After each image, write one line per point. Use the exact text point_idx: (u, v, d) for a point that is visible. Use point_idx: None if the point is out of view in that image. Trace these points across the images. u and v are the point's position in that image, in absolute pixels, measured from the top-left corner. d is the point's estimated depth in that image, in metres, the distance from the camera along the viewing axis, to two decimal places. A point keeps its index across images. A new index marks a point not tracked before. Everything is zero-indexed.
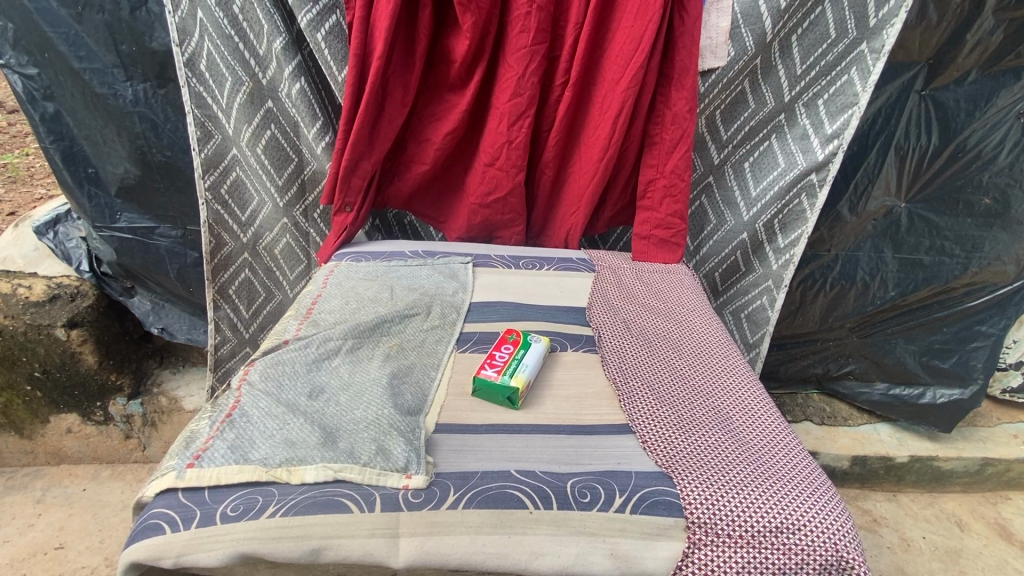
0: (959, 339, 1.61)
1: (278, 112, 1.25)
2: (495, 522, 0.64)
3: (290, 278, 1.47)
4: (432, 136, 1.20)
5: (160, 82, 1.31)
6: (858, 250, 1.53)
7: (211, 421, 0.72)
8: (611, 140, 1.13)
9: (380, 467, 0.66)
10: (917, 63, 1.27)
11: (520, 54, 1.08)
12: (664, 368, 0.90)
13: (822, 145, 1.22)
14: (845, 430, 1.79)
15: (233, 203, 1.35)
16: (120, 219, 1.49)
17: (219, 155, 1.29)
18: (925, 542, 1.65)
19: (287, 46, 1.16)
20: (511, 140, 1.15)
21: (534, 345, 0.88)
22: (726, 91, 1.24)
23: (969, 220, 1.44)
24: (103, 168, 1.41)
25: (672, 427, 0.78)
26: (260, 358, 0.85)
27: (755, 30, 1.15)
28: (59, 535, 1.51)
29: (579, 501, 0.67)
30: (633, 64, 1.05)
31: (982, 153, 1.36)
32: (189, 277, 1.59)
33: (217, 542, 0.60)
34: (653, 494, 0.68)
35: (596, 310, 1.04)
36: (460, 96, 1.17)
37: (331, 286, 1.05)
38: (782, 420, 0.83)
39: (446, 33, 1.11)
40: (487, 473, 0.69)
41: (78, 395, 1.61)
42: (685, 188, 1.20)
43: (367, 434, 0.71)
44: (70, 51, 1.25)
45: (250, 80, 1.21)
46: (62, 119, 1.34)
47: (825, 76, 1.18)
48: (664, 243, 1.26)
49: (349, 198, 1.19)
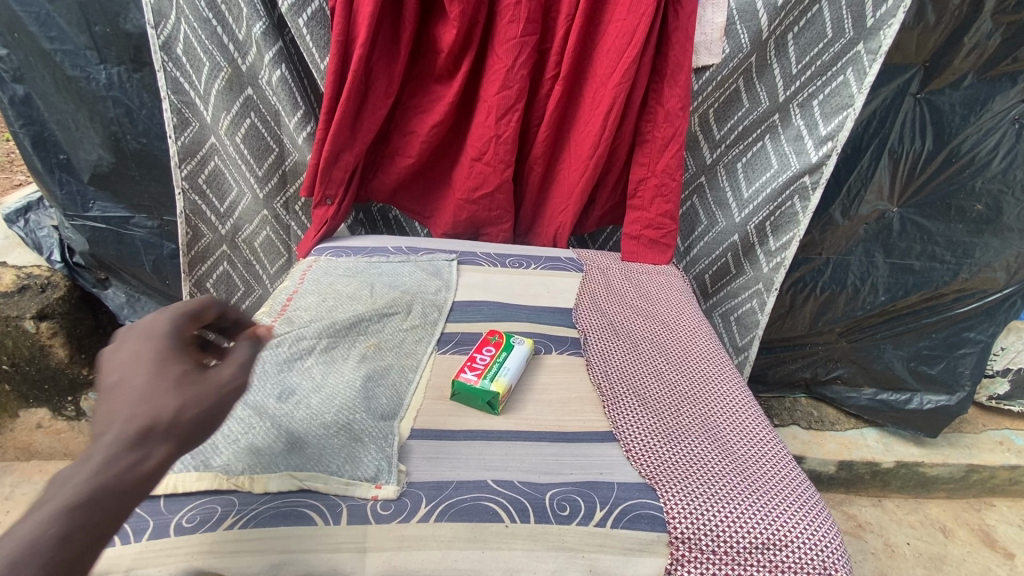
0: (948, 346, 1.60)
1: (259, 100, 1.20)
2: (468, 537, 0.61)
3: (270, 272, 1.43)
4: (417, 128, 1.16)
5: (135, 66, 1.26)
6: (849, 254, 1.52)
7: None
8: (602, 136, 1.10)
9: (349, 476, 0.63)
10: (913, 66, 1.26)
11: (508, 46, 1.04)
12: (650, 373, 0.87)
13: (816, 147, 1.19)
14: (831, 435, 1.79)
15: (212, 193, 1.31)
16: (93, 208, 1.43)
17: (196, 143, 1.25)
18: (909, 548, 1.64)
19: (268, 31, 1.11)
20: (499, 134, 1.11)
21: (517, 348, 0.85)
22: (720, 90, 1.21)
23: (961, 226, 1.42)
24: (75, 154, 1.35)
25: (657, 434, 0.75)
26: None
27: (751, 27, 1.12)
28: None
29: (558, 515, 0.63)
30: (626, 58, 1.02)
31: (976, 158, 1.34)
32: (165, 269, 1.54)
33: (170, 556, 0.56)
34: (637, 508, 0.65)
35: (582, 311, 1.01)
36: (447, 87, 1.12)
37: (308, 282, 1.01)
38: (769, 428, 0.81)
39: (433, 21, 1.07)
40: (462, 483, 0.65)
41: (48, 389, 1.56)
42: (676, 188, 1.18)
43: (337, 441, 0.67)
44: (41, 31, 1.20)
45: (229, 66, 1.16)
46: (32, 102, 1.28)
47: (821, 76, 1.15)
48: (653, 244, 1.22)
49: (330, 190, 1.14)
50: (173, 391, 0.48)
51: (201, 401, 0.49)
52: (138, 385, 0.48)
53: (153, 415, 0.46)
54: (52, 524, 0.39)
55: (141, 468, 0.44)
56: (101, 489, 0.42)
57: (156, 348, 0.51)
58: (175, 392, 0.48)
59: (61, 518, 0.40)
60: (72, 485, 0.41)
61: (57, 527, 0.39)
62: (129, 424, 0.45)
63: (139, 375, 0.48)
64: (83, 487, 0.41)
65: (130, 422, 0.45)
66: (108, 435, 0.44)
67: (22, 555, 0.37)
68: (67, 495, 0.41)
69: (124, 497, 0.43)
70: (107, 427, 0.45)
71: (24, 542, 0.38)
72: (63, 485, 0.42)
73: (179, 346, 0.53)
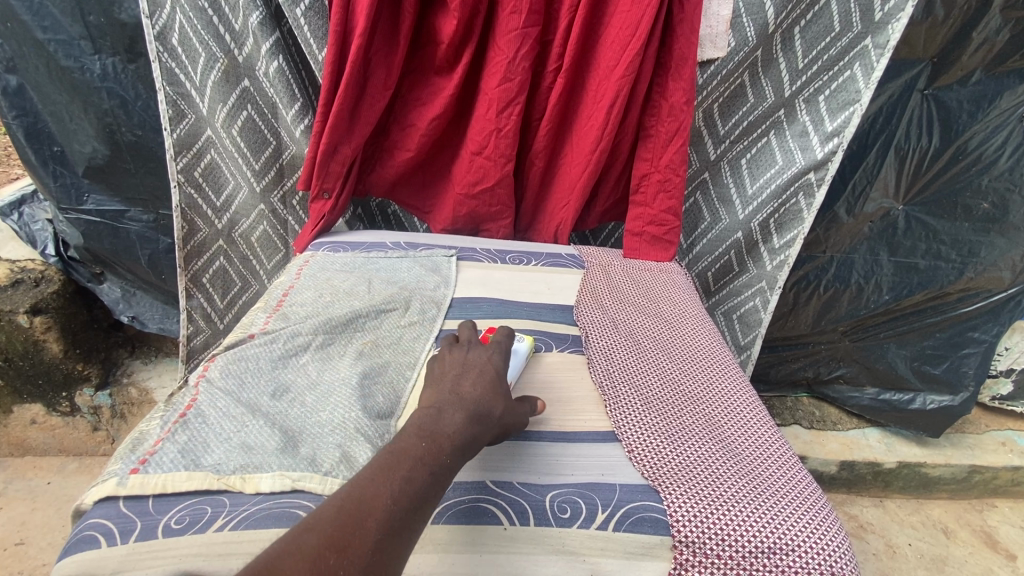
0: (952, 345, 1.58)
1: (256, 92, 1.19)
2: (465, 540, 0.59)
3: (268, 268, 1.42)
4: (416, 121, 1.14)
5: (130, 56, 1.24)
6: (854, 252, 1.50)
7: (162, 422, 0.67)
8: (604, 131, 1.08)
9: (343, 477, 0.61)
10: (921, 61, 1.23)
11: (510, 37, 1.02)
12: (653, 372, 0.85)
13: (822, 143, 1.17)
14: (833, 435, 1.77)
15: (208, 187, 1.29)
16: (87, 202, 1.41)
17: (192, 136, 1.22)
18: (911, 549, 1.63)
19: (265, 21, 1.09)
20: (500, 127, 1.09)
21: (518, 346, 0.83)
22: (725, 85, 1.20)
23: (967, 224, 1.40)
24: (69, 147, 1.33)
25: (661, 435, 0.73)
26: (222, 353, 0.79)
27: (757, 20, 1.09)
28: (20, 530, 1.44)
29: (558, 518, 0.62)
30: (629, 50, 1.00)
31: (983, 156, 1.32)
32: (161, 263, 1.53)
33: (158, 559, 0.54)
34: (639, 510, 0.63)
35: (583, 309, 0.99)
36: (447, 79, 1.10)
37: (305, 277, 0.99)
38: (775, 429, 0.79)
39: (434, 12, 1.05)
40: (460, 485, 0.64)
41: (42, 384, 1.55)
42: (680, 183, 1.16)
43: (332, 440, 0.65)
44: (34, 20, 1.18)
45: (226, 57, 1.14)
46: (26, 93, 1.26)
47: (827, 71, 1.13)
48: (656, 241, 1.20)
49: (327, 183, 1.12)
50: (502, 397, 0.67)
51: (512, 413, 0.67)
52: (482, 385, 0.66)
53: (489, 407, 0.64)
54: (444, 456, 0.57)
55: (480, 441, 0.62)
56: (466, 445, 0.60)
57: (489, 363, 0.70)
58: (503, 398, 0.67)
59: (450, 454, 0.57)
60: (452, 432, 0.59)
61: (448, 459, 0.57)
62: (478, 405, 0.64)
63: (483, 379, 0.67)
64: (458, 434, 0.59)
65: (478, 408, 0.63)
66: (466, 405, 0.62)
67: (432, 475, 0.55)
68: (451, 438, 0.58)
69: (468, 455, 0.60)
70: (465, 402, 0.63)
71: (431, 463, 0.55)
72: (445, 425, 0.59)
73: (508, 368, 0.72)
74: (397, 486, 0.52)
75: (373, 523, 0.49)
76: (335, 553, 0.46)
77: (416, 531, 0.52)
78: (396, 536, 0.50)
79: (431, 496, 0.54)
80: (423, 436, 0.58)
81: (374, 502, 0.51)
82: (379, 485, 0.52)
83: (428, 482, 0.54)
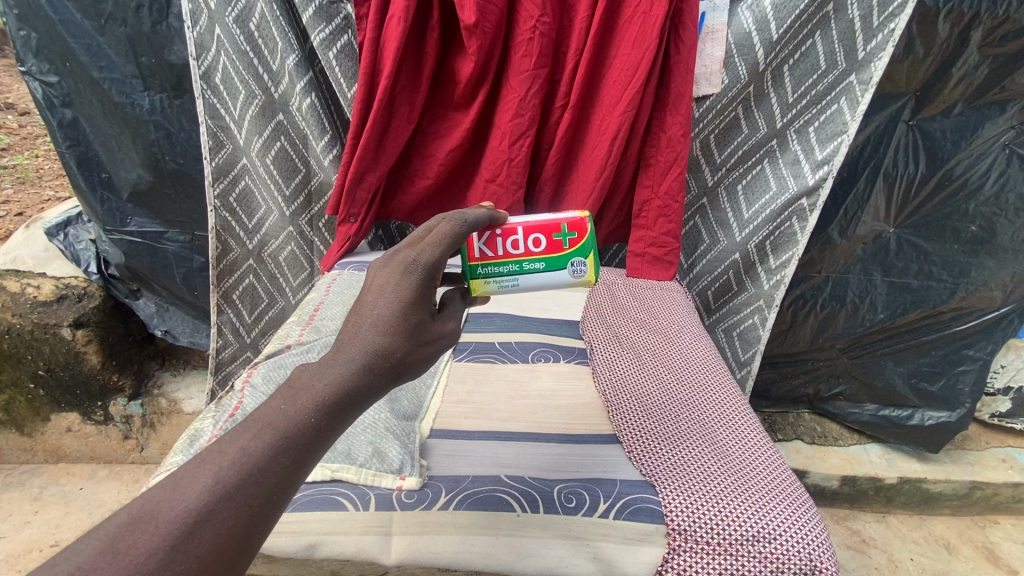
0: (947, 363, 1.64)
1: (289, 125, 1.29)
2: (482, 524, 0.67)
3: (294, 285, 1.51)
4: (435, 152, 1.24)
5: (176, 93, 1.36)
6: (847, 273, 1.57)
7: (215, 420, 0.76)
8: (608, 161, 1.17)
9: (375, 469, 0.71)
10: (905, 94, 1.32)
11: (522, 78, 1.12)
12: (652, 382, 0.93)
13: (813, 171, 1.26)
14: (835, 450, 1.83)
15: (241, 211, 1.40)
16: (131, 223, 1.53)
17: (229, 164, 1.34)
18: (912, 563, 1.67)
19: (300, 63, 1.21)
20: (512, 158, 1.19)
21: (556, 270, 0.84)
22: (720, 117, 1.30)
23: (956, 247, 1.48)
24: (116, 173, 1.45)
25: (658, 438, 0.81)
26: (263, 362, 0.89)
27: (748, 60, 1.21)
28: (55, 532, 1.53)
29: (565, 506, 0.70)
30: (630, 89, 1.10)
31: (969, 181, 1.40)
32: (195, 281, 1.63)
33: None
34: (637, 502, 0.71)
35: (590, 325, 1.07)
36: (464, 114, 1.21)
37: (333, 294, 1.08)
38: (765, 436, 0.86)
39: (454, 55, 1.16)
40: (478, 478, 0.73)
41: (79, 394, 1.64)
42: (679, 209, 1.24)
43: (364, 437, 0.75)
44: (90, 61, 1.30)
45: (263, 94, 1.26)
46: (79, 125, 1.39)
47: (816, 104, 1.21)
48: (657, 261, 1.29)
49: (354, 209, 1.22)
50: (407, 334, 0.58)
51: (421, 351, 0.59)
52: (381, 322, 0.57)
53: (386, 349, 0.56)
54: (304, 416, 0.50)
55: (374, 386, 0.55)
56: (343, 400, 0.53)
57: (410, 282, 0.60)
58: (410, 338, 0.58)
59: (312, 415, 0.50)
60: (320, 389, 0.52)
61: (310, 418, 0.50)
62: (370, 349, 0.56)
63: (384, 314, 0.58)
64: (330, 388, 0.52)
65: (370, 352, 0.55)
66: (352, 354, 0.55)
67: (279, 442, 0.49)
68: (315, 395, 0.52)
69: (346, 412, 0.53)
70: (354, 345, 0.56)
71: (282, 430, 0.49)
72: (315, 379, 0.53)
73: (426, 293, 0.62)
74: (228, 461, 0.47)
75: (177, 511, 0.43)
76: (126, 544, 0.41)
77: (256, 512, 0.46)
78: (213, 523, 0.44)
79: (275, 467, 0.48)
80: (285, 398, 0.51)
81: (191, 482, 0.45)
82: (204, 461, 0.47)
83: (272, 454, 0.48)
